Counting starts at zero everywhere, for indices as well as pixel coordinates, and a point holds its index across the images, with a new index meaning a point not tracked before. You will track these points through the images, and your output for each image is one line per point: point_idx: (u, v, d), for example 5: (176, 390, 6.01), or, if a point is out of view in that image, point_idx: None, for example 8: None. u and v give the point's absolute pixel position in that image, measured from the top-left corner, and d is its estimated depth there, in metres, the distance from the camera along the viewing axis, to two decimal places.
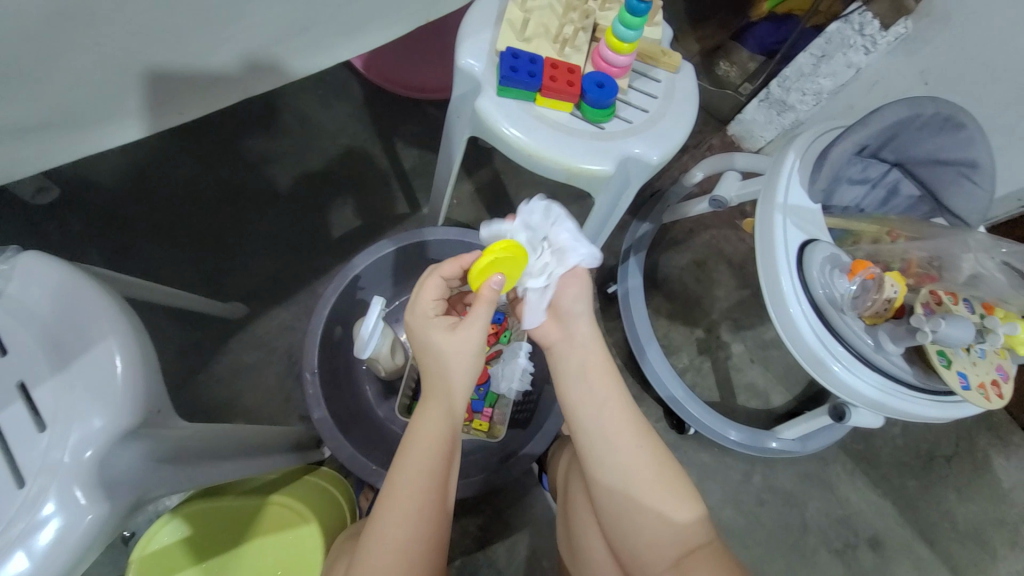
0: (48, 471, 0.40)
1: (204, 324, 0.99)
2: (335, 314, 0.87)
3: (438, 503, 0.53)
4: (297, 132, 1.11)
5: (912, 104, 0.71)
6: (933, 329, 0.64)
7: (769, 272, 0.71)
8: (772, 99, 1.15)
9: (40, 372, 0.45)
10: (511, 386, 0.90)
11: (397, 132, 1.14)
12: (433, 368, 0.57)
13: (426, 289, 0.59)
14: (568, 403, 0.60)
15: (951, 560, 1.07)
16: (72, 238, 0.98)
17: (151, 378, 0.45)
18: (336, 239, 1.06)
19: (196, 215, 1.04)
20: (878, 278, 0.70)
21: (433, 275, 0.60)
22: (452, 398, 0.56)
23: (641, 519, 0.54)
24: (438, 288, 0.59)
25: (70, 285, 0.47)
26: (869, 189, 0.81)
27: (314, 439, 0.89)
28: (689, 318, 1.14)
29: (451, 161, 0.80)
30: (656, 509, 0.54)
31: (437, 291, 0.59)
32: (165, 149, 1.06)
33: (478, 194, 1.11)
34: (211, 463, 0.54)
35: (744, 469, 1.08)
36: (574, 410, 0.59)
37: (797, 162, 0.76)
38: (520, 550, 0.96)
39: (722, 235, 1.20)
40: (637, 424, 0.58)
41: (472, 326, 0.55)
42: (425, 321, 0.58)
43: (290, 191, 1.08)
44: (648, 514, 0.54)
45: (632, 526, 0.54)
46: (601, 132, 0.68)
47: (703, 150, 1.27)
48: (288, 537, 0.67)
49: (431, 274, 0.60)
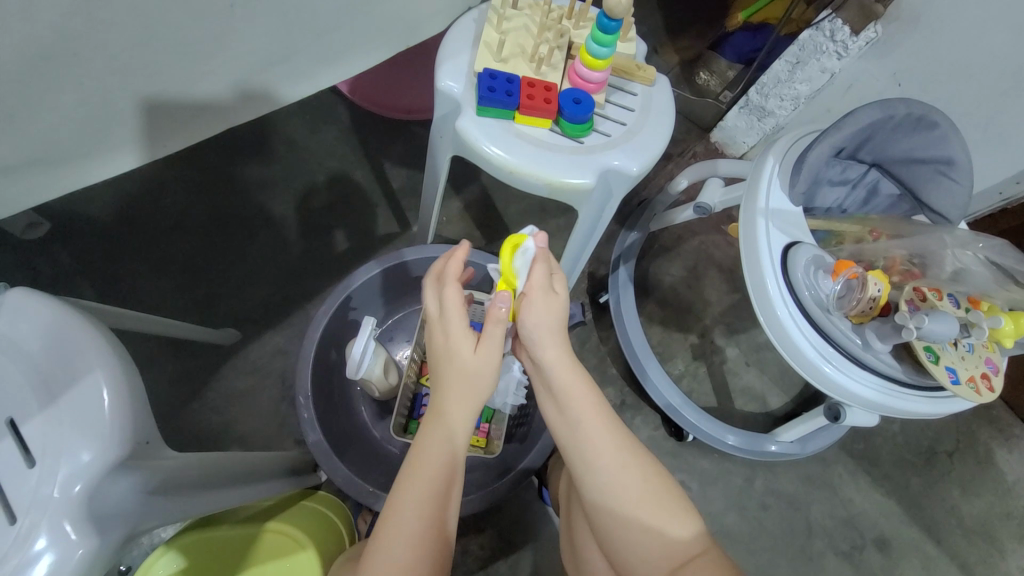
0: (39, 506, 0.40)
1: (199, 352, 0.98)
2: (328, 336, 0.87)
3: (441, 525, 0.53)
4: (286, 158, 1.13)
5: (883, 106, 0.73)
6: (917, 326, 0.65)
7: (754, 275, 0.72)
8: (752, 105, 1.18)
9: (29, 408, 0.45)
10: (506, 401, 0.90)
11: (385, 153, 1.15)
12: (451, 387, 0.55)
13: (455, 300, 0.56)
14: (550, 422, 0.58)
15: (959, 557, 1.06)
16: (63, 272, 0.99)
17: (139, 410, 0.45)
18: (328, 261, 1.07)
19: (187, 243, 1.04)
20: (861, 278, 0.70)
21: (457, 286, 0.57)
22: (459, 416, 0.55)
23: (633, 534, 0.53)
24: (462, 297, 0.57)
25: (56, 322, 0.47)
26: (850, 190, 0.83)
27: (309, 463, 0.88)
28: (682, 324, 1.14)
29: (436, 181, 0.81)
30: (648, 524, 0.53)
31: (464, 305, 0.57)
32: (155, 180, 1.07)
33: (466, 211, 1.12)
34: (206, 491, 0.54)
35: (746, 474, 1.07)
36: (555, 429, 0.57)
37: (777, 166, 0.77)
38: (523, 567, 0.95)
39: (710, 240, 1.22)
40: (630, 443, 0.56)
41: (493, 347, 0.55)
42: (459, 327, 0.55)
43: (282, 216, 1.09)
44: (640, 529, 0.53)
45: (625, 543, 0.53)
46: (580, 146, 0.69)
47: (688, 158, 1.29)
48: (284, 564, 0.66)
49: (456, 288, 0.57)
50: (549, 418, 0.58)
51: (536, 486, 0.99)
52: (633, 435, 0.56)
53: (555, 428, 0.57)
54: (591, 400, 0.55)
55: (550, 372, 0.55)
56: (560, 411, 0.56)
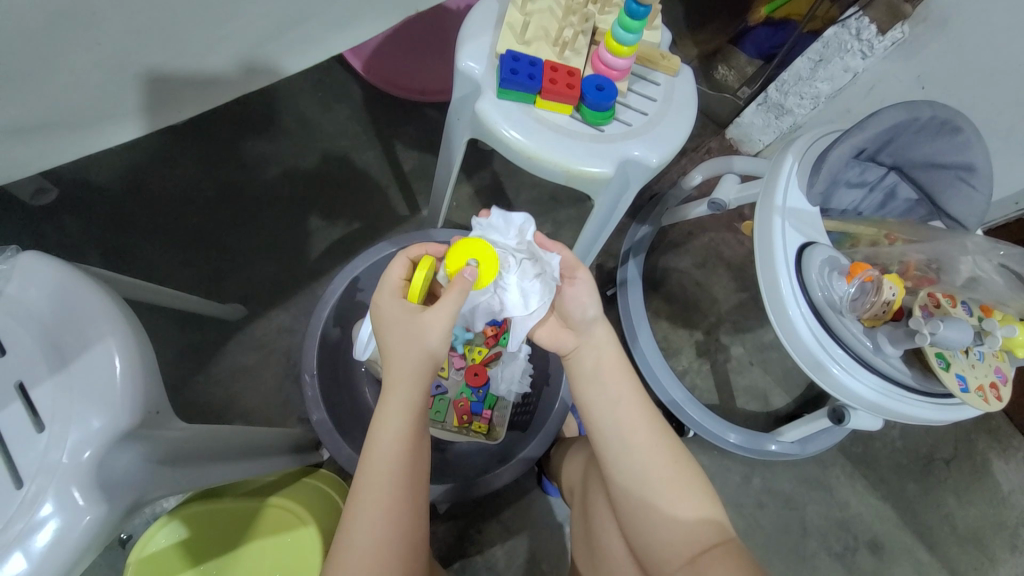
0: (47, 471, 0.40)
1: (204, 326, 0.98)
2: (334, 316, 0.87)
3: (414, 503, 0.53)
4: (298, 133, 1.11)
5: (908, 108, 0.72)
6: (932, 332, 0.64)
7: (767, 273, 0.72)
8: (770, 103, 1.16)
9: (40, 372, 0.44)
10: (511, 388, 0.91)
11: (397, 134, 1.14)
12: (404, 358, 0.55)
13: (392, 268, 0.59)
14: (581, 404, 0.61)
15: (951, 564, 1.07)
16: (72, 239, 0.98)
17: (151, 380, 0.45)
18: (334, 241, 1.06)
19: (195, 215, 1.04)
20: (876, 281, 0.70)
21: (400, 256, 0.61)
22: (422, 384, 0.56)
23: (654, 516, 0.53)
24: (405, 267, 0.60)
25: (68, 283, 0.47)
26: (867, 192, 0.82)
27: (313, 441, 0.88)
28: (689, 320, 1.14)
29: (452, 162, 0.80)
30: (666, 507, 0.53)
31: (404, 270, 0.60)
32: (162, 150, 1.06)
33: (477, 196, 1.11)
34: (210, 464, 0.53)
35: (744, 472, 1.08)
36: (587, 409, 0.60)
37: (795, 164, 0.76)
38: (519, 553, 0.96)
39: (721, 237, 1.21)
40: (654, 427, 0.58)
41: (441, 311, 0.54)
42: (390, 300, 0.57)
43: (290, 193, 1.08)
44: (658, 511, 0.53)
45: (644, 525, 0.54)
46: (601, 134, 0.68)
47: (702, 154, 1.28)
48: (287, 539, 0.67)
49: (399, 254, 0.61)
50: (579, 399, 0.61)
51: (536, 473, 1.00)
52: (659, 418, 0.58)
53: (587, 408, 0.60)
54: (622, 379, 0.60)
55: (600, 349, 0.62)
56: (591, 391, 0.60)
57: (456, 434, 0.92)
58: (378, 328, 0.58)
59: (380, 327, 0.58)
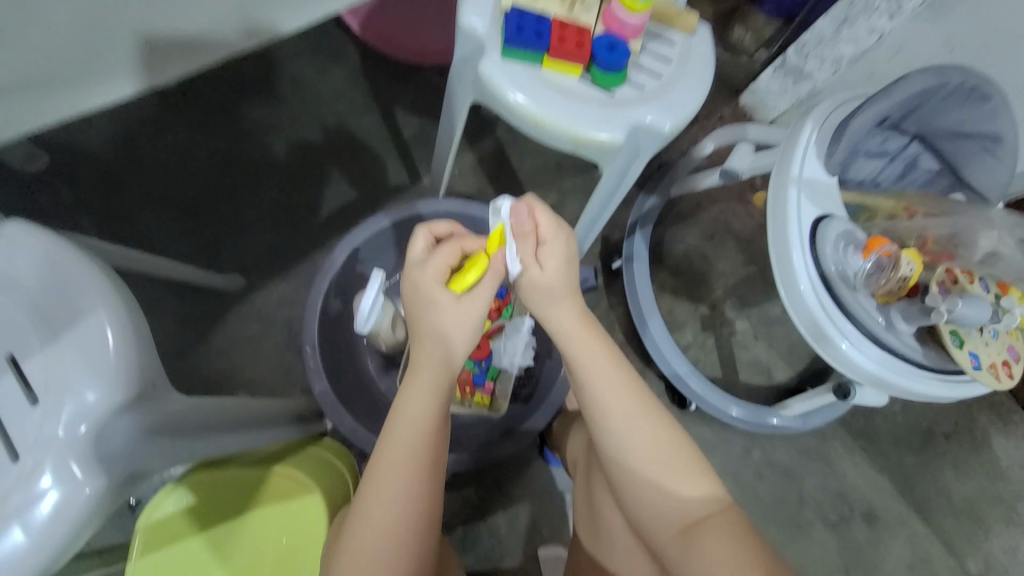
0: (43, 445, 0.40)
1: (204, 297, 0.97)
2: (334, 288, 0.86)
3: (433, 486, 0.53)
4: (294, 98, 1.07)
5: (936, 73, 0.68)
6: (949, 309, 0.64)
7: (779, 249, 0.69)
8: (788, 66, 1.10)
9: (30, 345, 0.43)
10: (514, 361, 0.91)
11: (397, 99, 1.09)
12: (423, 343, 0.54)
13: (440, 253, 0.55)
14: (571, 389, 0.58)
15: (945, 535, 1.08)
16: (65, 208, 0.96)
17: (145, 352, 0.44)
18: (334, 210, 1.03)
19: (191, 183, 1.01)
20: (894, 256, 0.67)
21: (453, 244, 0.56)
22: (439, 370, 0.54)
23: (652, 495, 0.54)
24: (451, 255, 0.55)
25: (54, 254, 0.45)
26: (886, 163, 0.78)
27: (316, 411, 0.89)
28: (694, 294, 1.12)
29: (453, 128, 0.76)
30: (663, 484, 0.54)
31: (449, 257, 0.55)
32: (153, 114, 1.03)
33: (480, 164, 1.08)
34: (210, 436, 0.53)
35: (744, 444, 1.09)
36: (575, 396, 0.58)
37: (814, 133, 0.72)
38: (520, 520, 0.98)
39: (730, 209, 1.18)
40: (651, 408, 0.56)
41: (477, 302, 0.54)
42: (429, 284, 0.53)
43: (287, 160, 1.04)
44: (657, 489, 0.54)
45: (639, 498, 0.55)
46: (611, 98, 0.64)
47: (714, 121, 1.23)
48: (294, 506, 0.68)
49: (454, 242, 0.57)
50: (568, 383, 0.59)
51: (538, 443, 1.01)
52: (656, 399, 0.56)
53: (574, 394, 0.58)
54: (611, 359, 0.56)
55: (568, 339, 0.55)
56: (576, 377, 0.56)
57: (459, 406, 0.90)
58: (410, 308, 0.56)
59: (415, 310, 0.55)
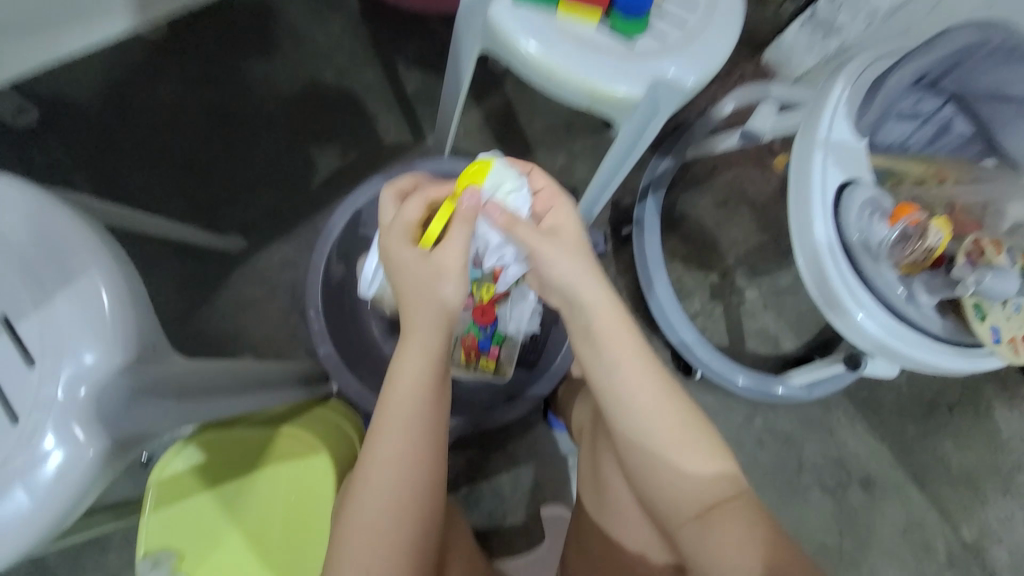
0: (42, 407, 0.39)
1: (205, 258, 0.96)
2: (337, 250, 0.84)
3: (436, 452, 0.53)
4: (290, 49, 1.01)
5: (980, 29, 0.66)
6: (977, 282, 0.62)
7: (801, 215, 0.66)
8: (818, 19, 1.03)
9: (23, 306, 0.42)
10: (519, 328, 0.90)
11: (399, 50, 1.03)
12: (419, 306, 0.53)
13: (408, 208, 0.56)
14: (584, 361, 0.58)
15: (940, 503, 1.10)
16: (57, 162, 0.93)
17: (141, 314, 0.42)
18: (334, 170, 1.00)
19: (185, 138, 0.97)
20: (922, 224, 0.63)
21: (418, 197, 0.56)
22: (437, 335, 0.53)
23: (666, 476, 0.53)
24: (420, 209, 0.56)
25: (41, 211, 0.43)
26: (919, 125, 0.73)
27: (321, 373, 0.89)
28: (704, 262, 1.10)
29: (460, 82, 0.72)
30: (677, 465, 0.53)
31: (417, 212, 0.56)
32: (143, 65, 0.98)
33: (486, 123, 1.03)
34: (213, 398, 0.53)
35: (747, 412, 1.09)
36: (589, 368, 0.57)
37: (845, 94, 0.67)
38: (523, 481, 1.00)
39: (745, 174, 1.13)
40: (668, 387, 0.55)
41: (452, 260, 0.53)
42: (401, 242, 0.54)
43: (285, 116, 1.00)
44: (671, 469, 0.53)
45: (652, 480, 0.54)
46: (631, 48, 0.60)
47: (734, 79, 1.16)
48: (301, 466, 0.69)
49: (418, 193, 0.57)
50: (581, 355, 0.58)
51: (542, 408, 1.02)
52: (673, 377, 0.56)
53: (588, 367, 0.57)
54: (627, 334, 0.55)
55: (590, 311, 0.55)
56: (594, 346, 0.56)
57: (464, 369, 0.91)
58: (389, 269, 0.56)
59: (391, 271, 0.55)
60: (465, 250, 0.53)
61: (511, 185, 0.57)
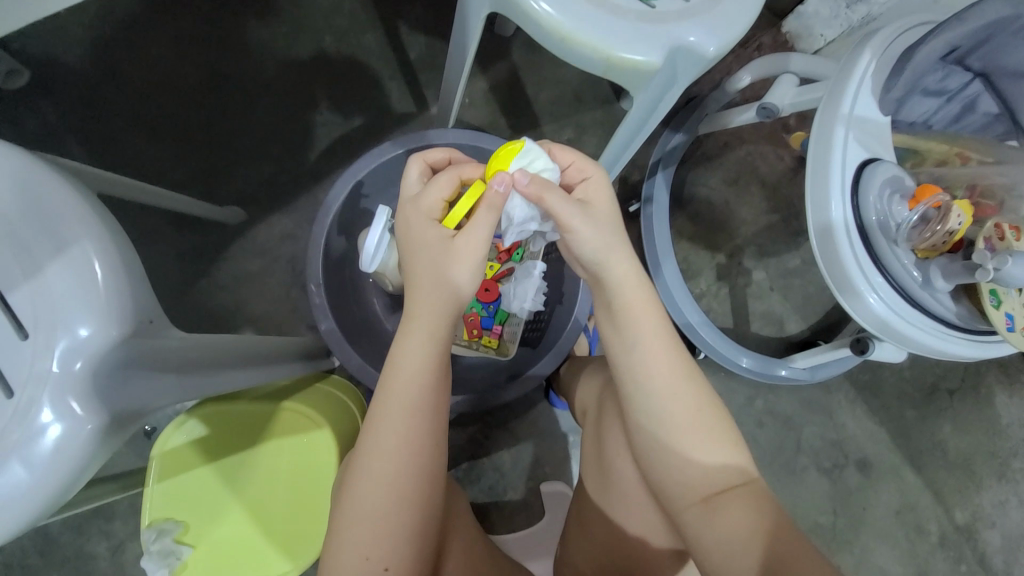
0: (37, 381, 0.38)
1: (204, 229, 0.94)
2: (337, 224, 0.82)
3: (438, 431, 0.52)
4: (288, 10, 0.97)
5: None
6: (996, 268, 0.59)
7: (818, 195, 0.64)
8: None
9: (12, 277, 0.40)
10: (523, 306, 0.83)
11: (401, 13, 0.99)
12: (423, 285, 0.51)
13: (436, 185, 0.54)
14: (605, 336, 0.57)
15: (935, 485, 1.12)
16: (48, 128, 0.90)
17: (136, 287, 0.41)
18: (334, 140, 0.97)
19: (181, 104, 0.94)
20: (944, 207, 0.62)
21: (449, 173, 0.54)
22: (442, 315, 0.52)
23: (676, 459, 0.53)
24: (447, 186, 0.54)
25: (27, 177, 0.41)
26: (943, 103, 0.70)
27: (323, 348, 0.88)
28: (712, 241, 1.07)
29: (466, 48, 0.68)
30: (688, 450, 0.53)
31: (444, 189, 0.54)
32: (135, 26, 0.94)
33: (492, 93, 0.99)
34: (213, 373, 0.52)
35: (748, 394, 1.10)
36: (609, 344, 0.56)
37: (873, 63, 0.64)
38: (523, 457, 1.01)
39: (758, 151, 1.10)
40: (687, 371, 0.54)
41: (475, 242, 0.50)
42: (422, 218, 0.53)
43: (284, 82, 0.96)
44: (681, 454, 0.53)
45: (661, 462, 0.54)
46: (651, 12, 0.57)
47: (751, 51, 1.11)
48: (303, 440, 0.69)
49: (450, 171, 0.55)
50: (603, 330, 0.57)
51: (544, 386, 1.02)
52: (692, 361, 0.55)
53: (609, 343, 0.57)
54: (649, 313, 0.55)
55: (615, 286, 0.54)
56: (616, 320, 0.55)
57: (466, 348, 0.91)
58: (403, 245, 0.54)
59: (407, 249, 0.54)
60: (488, 236, 0.51)
61: (542, 162, 0.53)
